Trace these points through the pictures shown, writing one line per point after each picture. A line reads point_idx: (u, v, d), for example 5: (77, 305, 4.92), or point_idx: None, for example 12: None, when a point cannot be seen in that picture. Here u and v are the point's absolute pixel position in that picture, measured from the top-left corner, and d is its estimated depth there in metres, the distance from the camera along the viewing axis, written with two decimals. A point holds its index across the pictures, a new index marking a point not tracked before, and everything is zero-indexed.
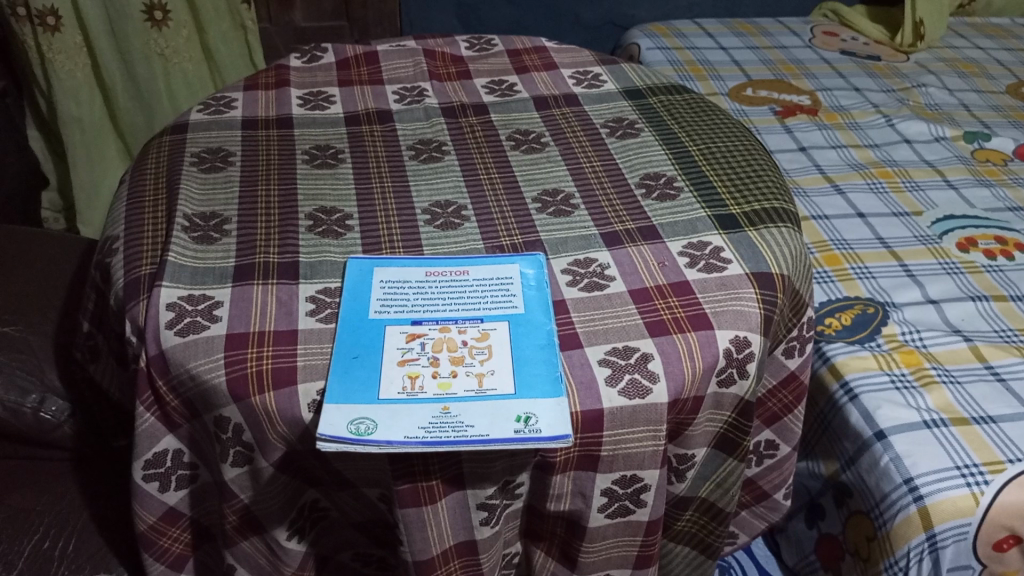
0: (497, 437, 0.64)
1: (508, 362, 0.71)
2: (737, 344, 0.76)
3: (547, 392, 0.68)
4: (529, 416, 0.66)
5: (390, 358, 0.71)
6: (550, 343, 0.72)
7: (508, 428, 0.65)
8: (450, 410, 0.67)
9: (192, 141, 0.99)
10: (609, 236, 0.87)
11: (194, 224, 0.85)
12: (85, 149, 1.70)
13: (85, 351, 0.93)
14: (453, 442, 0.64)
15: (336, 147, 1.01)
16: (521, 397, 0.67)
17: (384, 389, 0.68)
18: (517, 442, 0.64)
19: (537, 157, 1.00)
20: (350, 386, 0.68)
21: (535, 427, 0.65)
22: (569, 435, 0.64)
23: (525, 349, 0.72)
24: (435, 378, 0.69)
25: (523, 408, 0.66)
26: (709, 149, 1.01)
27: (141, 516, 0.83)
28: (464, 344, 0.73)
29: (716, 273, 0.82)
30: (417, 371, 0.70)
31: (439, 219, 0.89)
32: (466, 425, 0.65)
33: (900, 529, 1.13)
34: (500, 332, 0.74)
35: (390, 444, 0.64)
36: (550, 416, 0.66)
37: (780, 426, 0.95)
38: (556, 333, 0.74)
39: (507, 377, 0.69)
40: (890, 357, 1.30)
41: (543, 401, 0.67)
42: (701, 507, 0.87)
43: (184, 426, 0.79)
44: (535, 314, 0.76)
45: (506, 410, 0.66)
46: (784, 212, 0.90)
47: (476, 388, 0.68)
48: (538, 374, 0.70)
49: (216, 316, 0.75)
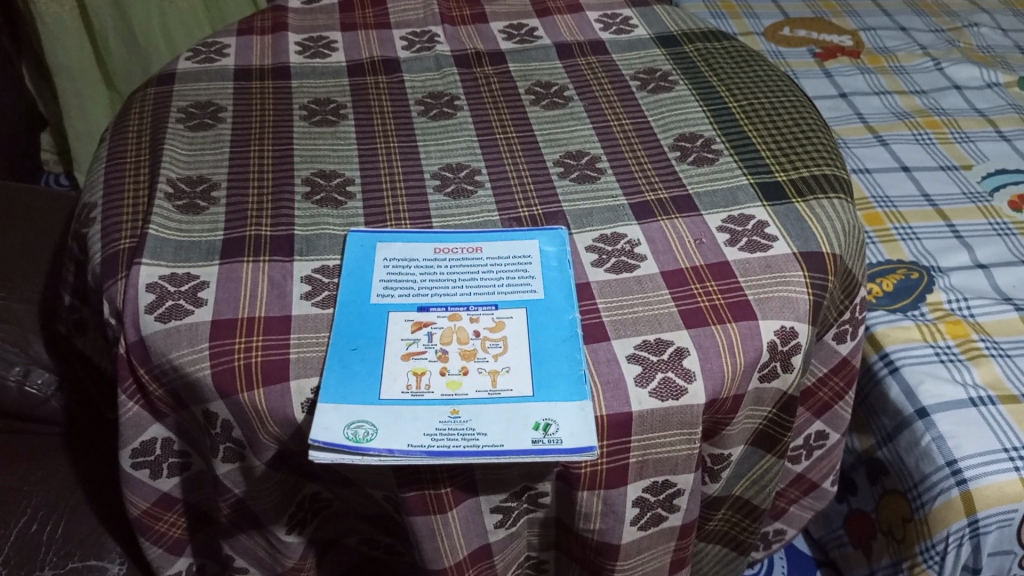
0: (513, 448, 0.57)
1: (526, 357, 0.63)
2: (783, 336, 0.68)
3: (569, 395, 0.60)
4: (548, 422, 0.58)
5: (393, 351, 0.63)
6: (573, 336, 0.65)
7: (524, 438, 0.57)
8: (460, 415, 0.59)
9: (179, 94, 0.90)
10: (640, 206, 0.78)
11: (179, 190, 0.77)
12: (76, 96, 1.62)
13: (69, 325, 0.86)
14: (462, 454, 0.57)
15: (338, 101, 0.91)
16: (540, 400, 0.60)
17: (387, 388, 0.61)
18: (535, 454, 0.56)
19: (560, 113, 0.90)
20: (348, 384, 0.61)
21: (555, 438, 0.57)
22: (594, 447, 0.57)
23: (545, 343, 0.64)
24: (444, 375, 0.62)
25: (542, 413, 0.59)
26: (752, 106, 0.90)
27: (132, 502, 0.74)
28: (477, 336, 0.65)
29: (759, 252, 0.73)
30: (424, 367, 0.62)
31: (450, 186, 0.80)
32: (477, 433, 0.58)
33: (938, 513, 1.06)
34: (517, 321, 0.66)
35: (391, 455, 0.56)
36: (572, 424, 0.58)
37: (830, 415, 0.87)
38: (580, 323, 0.66)
39: (524, 377, 0.62)
40: (935, 328, 1.21)
41: (565, 406, 0.59)
42: (735, 505, 0.81)
43: (171, 416, 0.71)
44: (557, 300, 0.67)
45: (523, 415, 0.59)
46: (837, 180, 0.81)
47: (489, 389, 0.61)
48: (559, 373, 0.62)
49: (200, 299, 0.67)
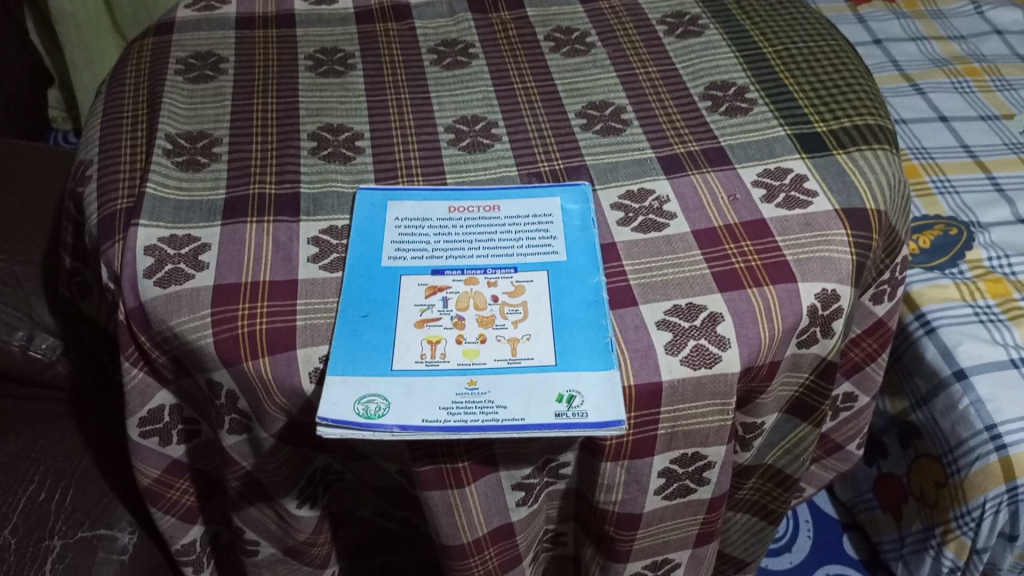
0: (536, 422, 0.53)
1: (548, 323, 0.59)
2: (824, 300, 0.63)
3: (595, 364, 0.56)
4: (573, 394, 0.54)
5: (405, 318, 0.59)
6: (598, 300, 0.60)
7: (547, 411, 0.53)
8: (478, 386, 0.55)
9: (178, 44, 0.86)
10: (668, 160, 0.73)
11: (179, 146, 0.73)
12: (79, 44, 1.56)
13: (73, 288, 0.81)
14: (481, 429, 0.53)
15: (346, 50, 0.86)
16: (564, 370, 0.56)
17: (399, 357, 0.57)
18: (559, 429, 0.53)
19: (581, 61, 0.85)
20: (358, 353, 0.57)
21: (580, 411, 0.53)
22: (622, 421, 0.53)
23: (569, 308, 0.60)
24: (460, 344, 0.58)
25: (566, 384, 0.55)
26: (788, 51, 0.84)
27: (141, 471, 0.71)
28: (495, 301, 0.61)
29: (798, 209, 0.68)
30: (439, 335, 0.58)
31: (465, 139, 0.75)
32: (496, 405, 0.54)
33: (975, 479, 1.02)
34: (538, 284, 0.62)
35: (404, 430, 0.53)
36: (597, 396, 0.54)
37: (860, 376, 0.82)
38: (605, 286, 0.62)
39: (546, 345, 0.57)
40: (974, 286, 1.15)
41: (589, 376, 0.55)
42: (766, 474, 0.77)
43: (175, 383, 0.67)
44: (580, 261, 0.63)
45: (545, 387, 0.55)
46: (881, 130, 0.75)
47: (509, 358, 0.57)
48: (584, 341, 0.58)
49: (202, 262, 0.63)
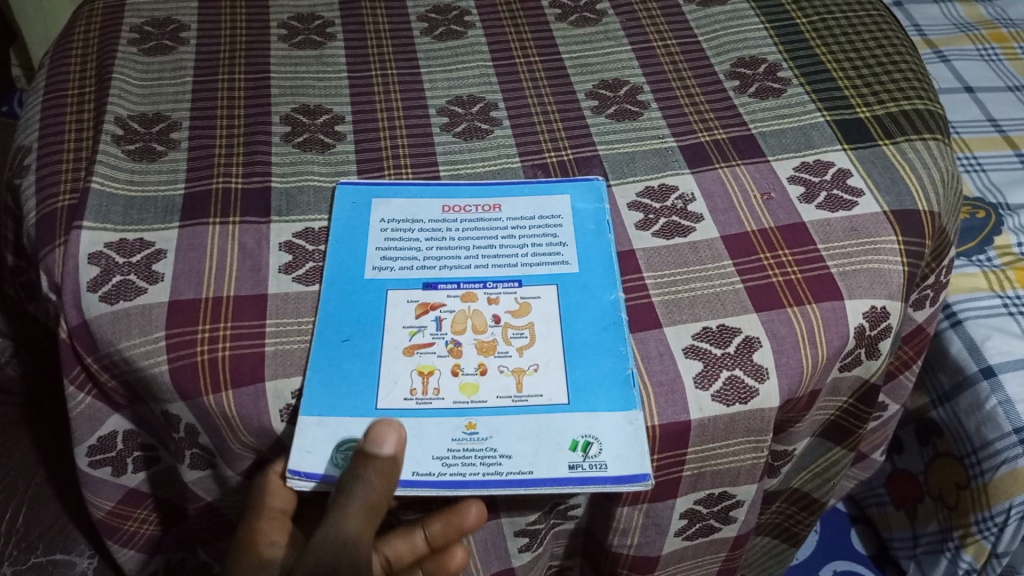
0: (546, 478, 0.45)
1: (558, 351, 0.51)
2: (873, 319, 0.55)
3: (613, 404, 0.48)
4: (589, 440, 0.47)
5: (393, 342, 0.51)
6: (615, 322, 0.52)
7: (559, 464, 0.46)
8: (477, 429, 0.47)
9: (133, 9, 0.76)
10: (692, 151, 0.64)
11: (131, 131, 0.63)
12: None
13: (18, 287, 0.72)
14: (480, 485, 0.45)
15: (325, 17, 0.76)
16: (578, 412, 0.48)
17: (386, 393, 0.49)
18: (573, 486, 0.45)
19: (591, 31, 0.75)
20: (338, 387, 0.49)
21: (598, 463, 0.46)
22: (648, 476, 0.46)
23: (583, 332, 0.52)
24: (456, 376, 0.50)
25: (581, 429, 0.47)
26: (824, 23, 0.75)
27: (95, 504, 0.63)
28: (497, 322, 0.52)
29: (842, 211, 0.59)
30: (431, 365, 0.50)
31: (460, 124, 0.66)
32: (498, 454, 0.46)
33: (1001, 483, 0.88)
34: (546, 302, 0.53)
35: None
36: (619, 444, 0.47)
37: (893, 385, 0.75)
38: (623, 305, 0.53)
39: (556, 379, 0.49)
40: (1003, 275, 1.00)
41: (608, 419, 0.47)
42: (791, 498, 0.71)
43: (128, 408, 0.59)
44: (595, 275, 0.54)
45: (558, 431, 0.47)
46: (931, 116, 0.66)
47: (513, 395, 0.49)
48: (602, 373, 0.50)
49: (156, 274, 0.54)
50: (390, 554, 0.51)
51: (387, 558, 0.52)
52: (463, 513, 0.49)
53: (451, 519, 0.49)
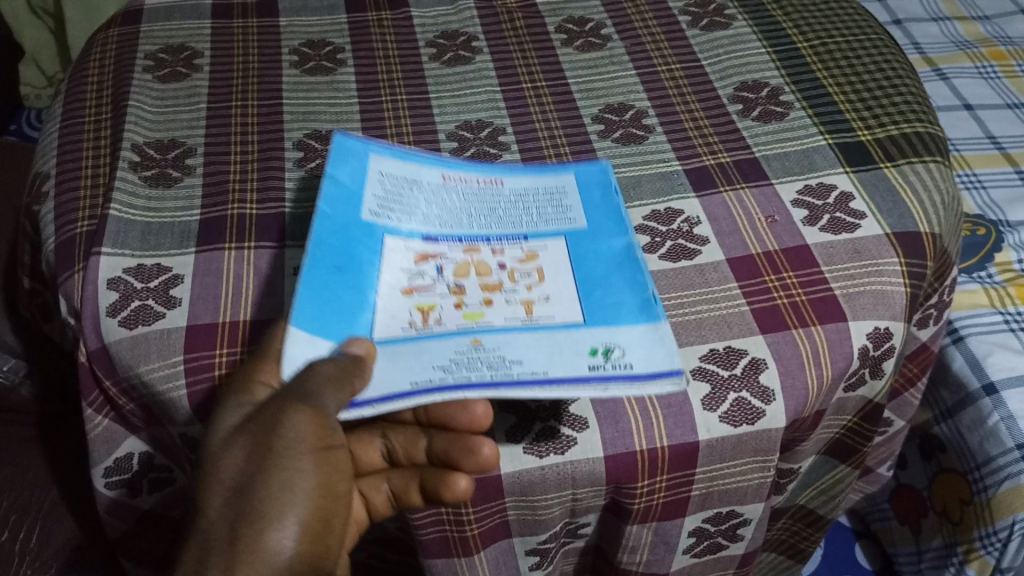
0: (562, 376, 0.45)
1: (571, 286, 0.52)
2: (876, 339, 0.56)
3: (629, 319, 0.49)
4: (609, 347, 0.47)
5: (390, 282, 0.52)
6: (625, 255, 0.54)
7: (579, 365, 0.46)
8: (483, 344, 0.47)
9: (147, 36, 0.77)
10: (697, 174, 0.65)
11: (147, 158, 0.65)
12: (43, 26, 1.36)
13: (33, 310, 0.73)
14: (489, 384, 0.45)
15: (335, 43, 0.78)
16: (596, 327, 0.49)
17: (384, 325, 0.49)
18: (594, 383, 0.45)
19: (596, 56, 0.77)
20: (331, 319, 0.48)
21: (621, 363, 0.46)
22: (681, 372, 0.45)
23: (596, 269, 0.53)
24: (458, 308, 0.51)
25: (600, 338, 0.48)
26: (825, 47, 0.77)
27: (110, 525, 0.64)
28: (502, 268, 0.53)
29: (845, 234, 0.60)
30: (432, 303, 0.51)
31: (469, 148, 0.67)
32: (509, 360, 0.46)
33: (1004, 498, 0.87)
34: (553, 252, 0.54)
35: (387, 401, 0.45)
36: (640, 350, 0.47)
37: (899, 401, 0.76)
38: (638, 246, 0.55)
39: (569, 306, 0.51)
40: (1004, 292, 1.01)
41: (627, 330, 0.48)
42: (797, 514, 0.72)
43: (146, 430, 0.60)
44: (602, 226, 0.56)
45: (574, 340, 0.48)
46: (932, 138, 0.68)
47: (522, 318, 0.50)
48: (618, 300, 0.51)
49: (173, 298, 0.55)
50: (392, 444, 0.53)
51: (388, 448, 0.53)
52: (476, 448, 0.48)
53: (463, 446, 0.48)
